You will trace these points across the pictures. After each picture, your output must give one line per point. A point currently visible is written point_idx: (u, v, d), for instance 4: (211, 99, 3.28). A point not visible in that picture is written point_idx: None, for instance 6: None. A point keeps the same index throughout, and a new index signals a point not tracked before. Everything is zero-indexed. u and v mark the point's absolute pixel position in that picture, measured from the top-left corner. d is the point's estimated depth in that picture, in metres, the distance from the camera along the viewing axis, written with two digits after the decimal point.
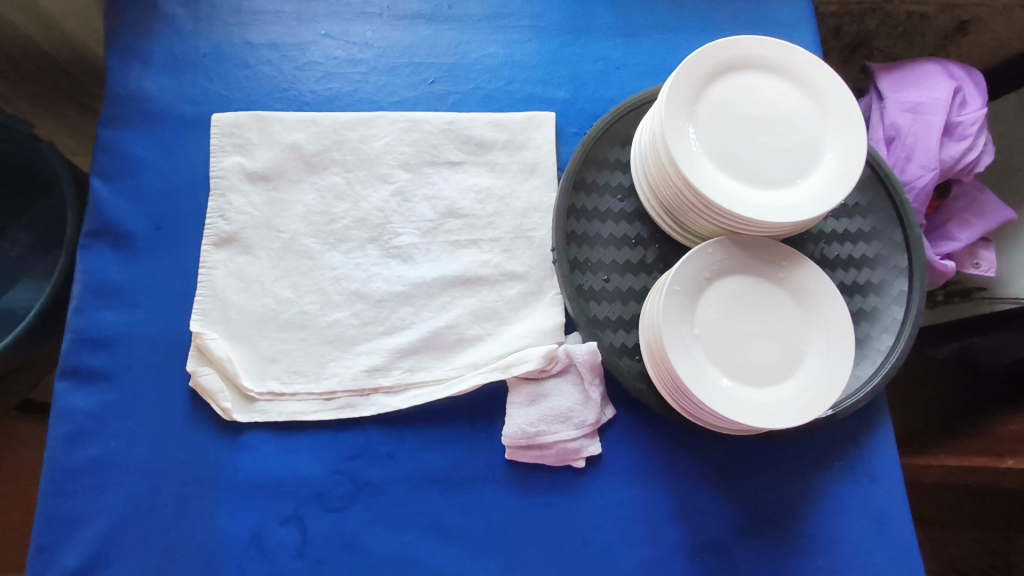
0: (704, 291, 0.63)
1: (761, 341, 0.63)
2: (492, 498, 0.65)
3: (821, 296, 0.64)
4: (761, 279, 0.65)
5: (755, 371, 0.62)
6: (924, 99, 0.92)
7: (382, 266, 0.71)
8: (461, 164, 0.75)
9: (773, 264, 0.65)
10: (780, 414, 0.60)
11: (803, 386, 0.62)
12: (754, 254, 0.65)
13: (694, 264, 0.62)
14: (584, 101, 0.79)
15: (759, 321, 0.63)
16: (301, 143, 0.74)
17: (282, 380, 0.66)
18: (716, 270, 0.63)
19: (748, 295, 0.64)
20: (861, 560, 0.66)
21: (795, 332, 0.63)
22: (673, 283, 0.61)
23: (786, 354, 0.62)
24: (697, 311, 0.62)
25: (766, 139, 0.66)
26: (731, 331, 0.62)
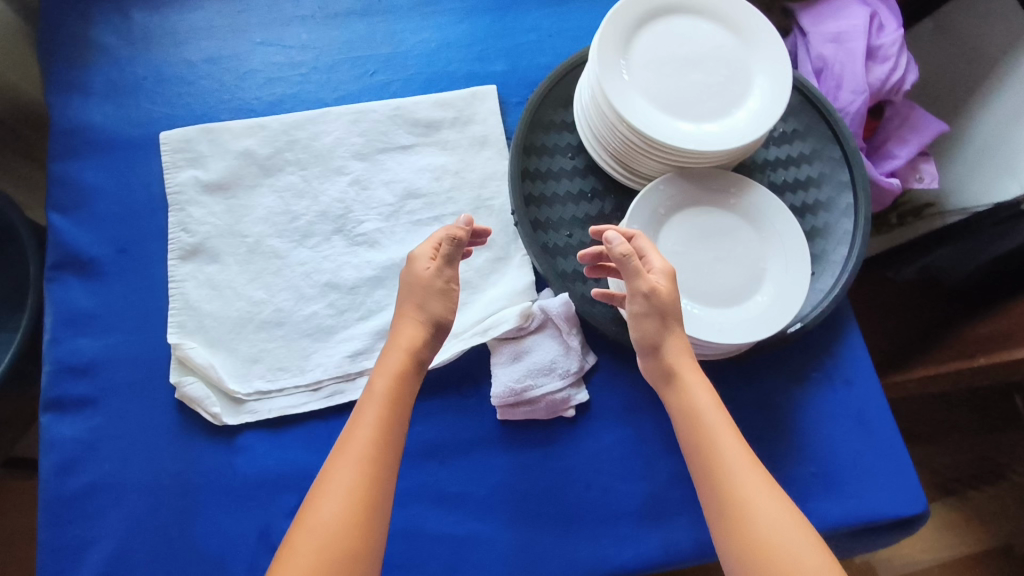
0: (662, 226, 0.66)
1: (723, 265, 0.65)
2: (490, 460, 0.67)
3: (771, 215, 0.67)
4: (713, 207, 0.67)
5: (721, 295, 0.64)
6: (843, 29, 0.96)
7: (349, 254, 0.72)
8: (412, 147, 0.76)
9: (723, 192, 0.68)
10: (751, 328, 0.62)
11: (769, 300, 0.64)
12: (704, 185, 0.68)
13: (648, 201, 0.65)
14: (523, 70, 0.81)
15: (719, 247, 0.66)
16: (253, 148, 0.74)
17: (267, 378, 0.67)
18: (670, 206, 0.66)
19: (704, 225, 0.67)
20: (851, 461, 0.69)
21: (753, 252, 0.66)
22: (631, 223, 0.64)
23: (747, 273, 0.65)
24: (658, 247, 0.65)
25: (698, 77, 0.69)
26: (693, 261, 0.65)
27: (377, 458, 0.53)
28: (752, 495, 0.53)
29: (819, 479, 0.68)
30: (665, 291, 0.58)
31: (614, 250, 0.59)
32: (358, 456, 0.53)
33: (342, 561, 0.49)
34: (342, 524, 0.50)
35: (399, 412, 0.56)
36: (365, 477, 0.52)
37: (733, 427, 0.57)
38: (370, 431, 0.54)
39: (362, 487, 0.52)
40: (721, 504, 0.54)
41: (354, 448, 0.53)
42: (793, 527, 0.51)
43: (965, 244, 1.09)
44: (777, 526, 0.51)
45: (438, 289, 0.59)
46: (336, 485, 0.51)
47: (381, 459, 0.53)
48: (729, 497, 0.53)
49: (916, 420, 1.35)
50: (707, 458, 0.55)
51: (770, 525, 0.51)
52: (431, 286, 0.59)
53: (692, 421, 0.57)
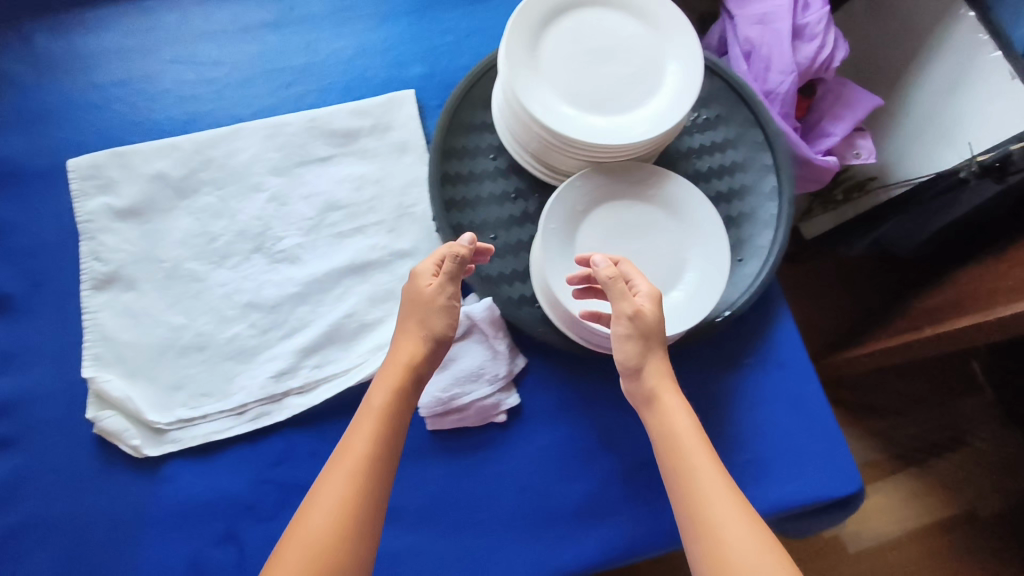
0: (581, 224, 0.65)
1: (643, 259, 0.65)
2: (424, 471, 0.66)
3: (692, 204, 0.66)
4: (633, 200, 0.67)
5: None
6: (768, 10, 0.95)
7: (270, 272, 0.71)
8: (331, 158, 0.75)
9: (642, 184, 0.67)
10: (670, 323, 0.62)
11: (689, 292, 0.64)
12: (623, 178, 0.67)
13: (564, 199, 0.64)
14: (441, 73, 0.80)
15: (639, 241, 0.66)
16: (166, 170, 0.73)
17: (190, 406, 0.66)
18: (588, 202, 0.66)
19: (623, 219, 0.66)
20: (786, 444, 0.69)
21: (674, 244, 0.66)
22: (548, 223, 0.64)
23: (667, 266, 0.65)
24: (578, 245, 0.65)
25: (610, 69, 0.68)
26: (613, 256, 0.65)
27: (367, 476, 0.53)
28: (725, 520, 0.52)
29: (754, 465, 0.68)
30: (650, 313, 0.58)
31: (599, 273, 0.59)
32: (350, 472, 0.53)
33: (328, 572, 0.49)
34: (330, 533, 0.50)
35: (395, 433, 0.56)
36: (356, 491, 0.52)
37: (711, 454, 0.56)
38: (367, 444, 0.54)
39: (351, 502, 0.52)
40: (693, 524, 0.53)
41: (351, 456, 0.54)
42: (758, 552, 0.50)
43: (911, 216, 1.12)
44: (745, 549, 0.50)
45: (440, 305, 0.59)
46: (328, 497, 0.52)
47: (375, 475, 0.53)
48: (702, 518, 0.53)
49: (879, 394, 1.36)
50: (683, 474, 0.55)
51: (740, 550, 0.50)
52: (433, 303, 0.59)
53: (670, 443, 0.57)
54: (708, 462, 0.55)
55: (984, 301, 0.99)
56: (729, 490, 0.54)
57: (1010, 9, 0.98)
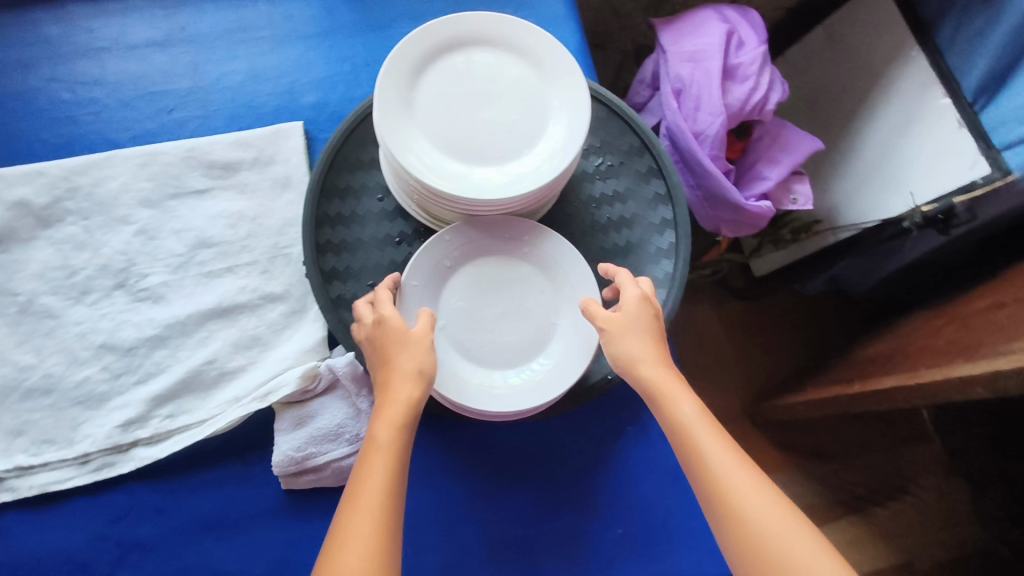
0: (447, 281, 0.63)
1: (509, 321, 0.62)
2: (275, 533, 0.63)
3: (565, 266, 0.63)
4: (506, 256, 0.64)
5: (504, 354, 0.62)
6: (700, 48, 0.92)
7: (130, 312, 0.67)
8: (207, 191, 0.71)
9: (517, 240, 0.64)
10: (526, 394, 0.60)
11: (552, 361, 0.62)
12: (496, 234, 0.63)
13: (430, 255, 0.61)
14: (335, 103, 0.76)
15: (507, 301, 0.63)
16: (29, 197, 0.69)
17: (31, 453, 0.62)
18: (457, 258, 0.63)
19: (494, 276, 0.63)
20: (660, 518, 0.69)
21: (543, 306, 0.63)
22: (410, 279, 0.60)
23: (534, 331, 0.62)
24: (442, 302, 0.62)
25: (492, 114, 0.64)
26: (478, 317, 0.62)
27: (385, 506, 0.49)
28: (757, 510, 0.49)
29: (625, 539, 0.68)
30: (639, 317, 0.56)
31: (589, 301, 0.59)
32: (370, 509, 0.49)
33: None
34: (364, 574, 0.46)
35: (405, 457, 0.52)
36: (383, 528, 0.48)
37: (724, 439, 0.52)
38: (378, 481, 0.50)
39: (383, 540, 0.48)
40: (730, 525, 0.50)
41: (363, 496, 0.49)
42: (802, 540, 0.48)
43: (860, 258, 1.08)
44: (787, 538, 0.48)
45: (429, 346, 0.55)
46: (351, 538, 0.48)
47: (392, 504, 0.50)
48: (735, 518, 0.50)
49: (821, 436, 1.30)
50: (703, 473, 0.51)
51: (778, 536, 0.48)
52: (423, 342, 0.55)
53: (683, 436, 0.53)
54: (721, 448, 0.52)
55: (912, 362, 0.92)
56: (748, 472, 0.51)
57: (958, 54, 0.90)
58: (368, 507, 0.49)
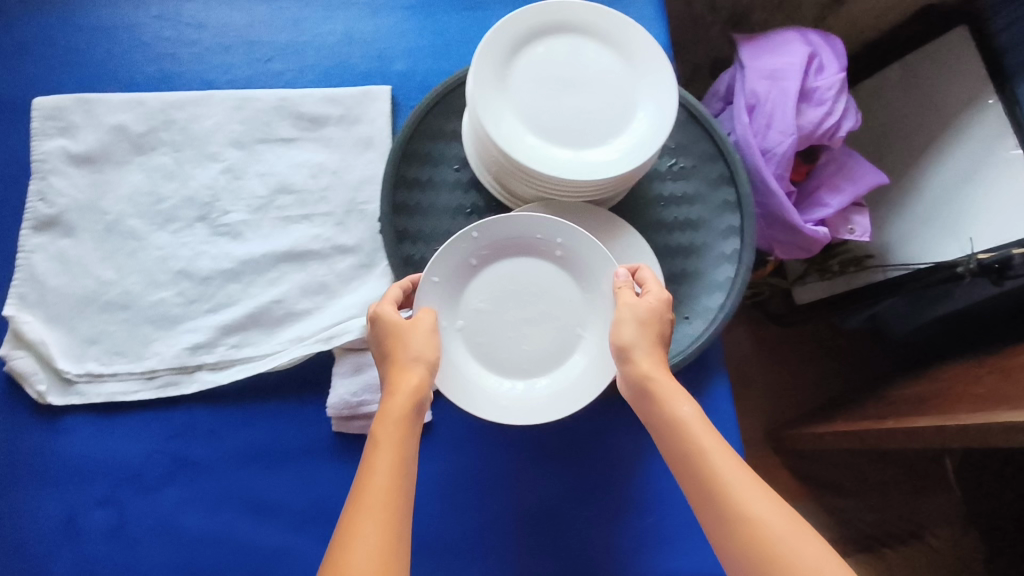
0: (472, 278, 0.62)
1: (530, 327, 0.62)
2: (320, 472, 0.65)
3: (599, 275, 0.62)
4: (537, 257, 0.63)
5: (523, 363, 0.62)
6: (780, 66, 0.93)
7: (209, 244, 0.70)
8: (293, 140, 0.74)
9: (550, 241, 0.62)
10: (537, 409, 0.60)
11: (572, 373, 0.62)
12: (527, 235, 0.62)
13: (455, 251, 0.60)
14: (423, 73, 0.78)
15: (531, 305, 0.62)
16: (128, 123, 0.72)
17: (102, 361, 0.66)
18: (484, 256, 0.62)
19: (520, 278, 0.63)
20: (690, 516, 0.69)
21: (569, 315, 0.63)
22: (431, 275, 0.59)
23: (556, 339, 0.62)
24: (462, 300, 0.62)
25: (581, 100, 0.66)
26: (499, 321, 0.62)
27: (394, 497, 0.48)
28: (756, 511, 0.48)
29: (654, 530, 0.69)
30: (644, 308, 0.57)
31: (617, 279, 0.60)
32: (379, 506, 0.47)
33: None
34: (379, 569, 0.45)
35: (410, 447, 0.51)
36: (389, 522, 0.47)
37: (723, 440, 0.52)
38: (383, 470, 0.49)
39: (391, 530, 0.47)
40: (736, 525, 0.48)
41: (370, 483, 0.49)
42: (805, 542, 0.46)
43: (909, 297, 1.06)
44: (787, 540, 0.46)
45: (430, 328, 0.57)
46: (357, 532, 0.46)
47: (399, 493, 0.48)
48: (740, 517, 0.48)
49: (842, 473, 1.29)
50: (700, 477, 0.51)
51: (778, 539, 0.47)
52: (422, 326, 0.57)
53: (679, 436, 0.53)
54: (719, 446, 0.51)
55: (950, 405, 0.92)
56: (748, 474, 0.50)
57: None
58: (372, 507, 0.47)
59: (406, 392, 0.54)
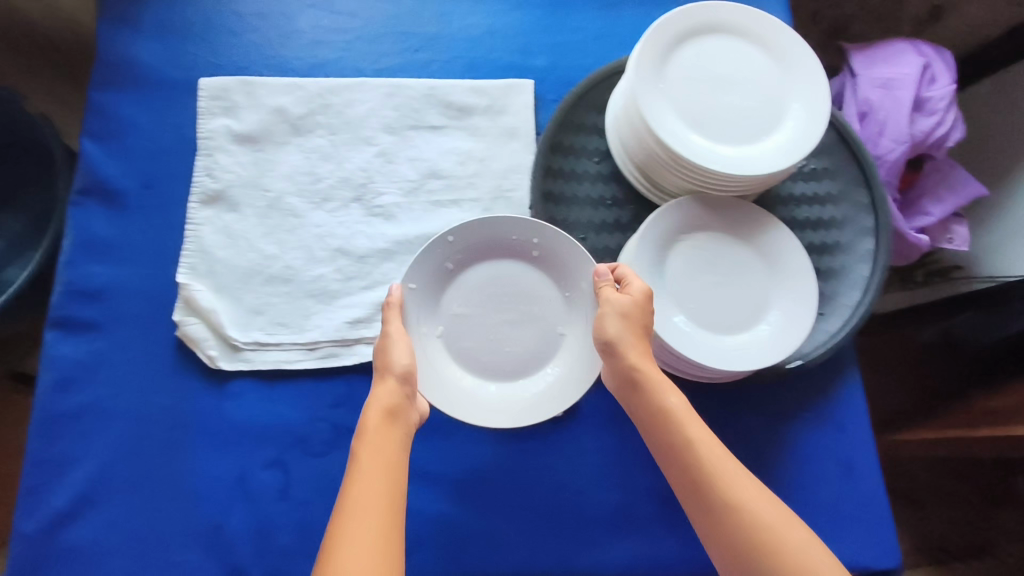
0: (449, 284, 0.67)
1: (513, 329, 0.67)
2: (475, 445, 0.68)
3: (575, 275, 0.67)
4: (514, 260, 0.68)
5: (732, 351, 0.64)
6: (894, 76, 0.95)
7: (365, 224, 0.73)
8: (442, 128, 0.77)
9: (526, 243, 0.67)
10: (525, 409, 0.65)
11: (557, 373, 0.67)
12: (504, 237, 0.67)
13: (431, 258, 0.65)
14: (563, 69, 0.81)
15: (512, 308, 0.67)
16: (287, 106, 0.76)
17: (267, 331, 0.69)
18: (460, 260, 0.67)
19: (502, 282, 0.67)
20: (828, 504, 0.69)
21: (552, 315, 0.68)
22: (408, 282, 0.65)
23: (538, 339, 0.67)
24: (442, 306, 0.67)
25: (734, 99, 0.68)
26: (696, 309, 0.65)
27: (390, 497, 0.51)
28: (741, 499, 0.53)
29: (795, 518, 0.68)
30: (635, 304, 0.60)
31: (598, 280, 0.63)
32: (369, 505, 0.50)
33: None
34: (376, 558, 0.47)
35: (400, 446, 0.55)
36: (389, 513, 0.50)
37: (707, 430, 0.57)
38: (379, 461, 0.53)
39: (392, 520, 0.50)
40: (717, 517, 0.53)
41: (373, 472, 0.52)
42: (787, 523, 0.52)
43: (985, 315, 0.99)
44: (771, 524, 0.52)
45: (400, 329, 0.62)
46: (362, 521, 0.49)
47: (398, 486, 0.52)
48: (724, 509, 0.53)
49: (906, 482, 1.26)
50: (689, 469, 0.55)
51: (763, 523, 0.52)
52: (397, 329, 0.62)
53: (666, 429, 0.57)
54: (706, 436, 0.56)
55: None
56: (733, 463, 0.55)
57: None
58: (374, 500, 0.50)
59: (384, 404, 0.57)
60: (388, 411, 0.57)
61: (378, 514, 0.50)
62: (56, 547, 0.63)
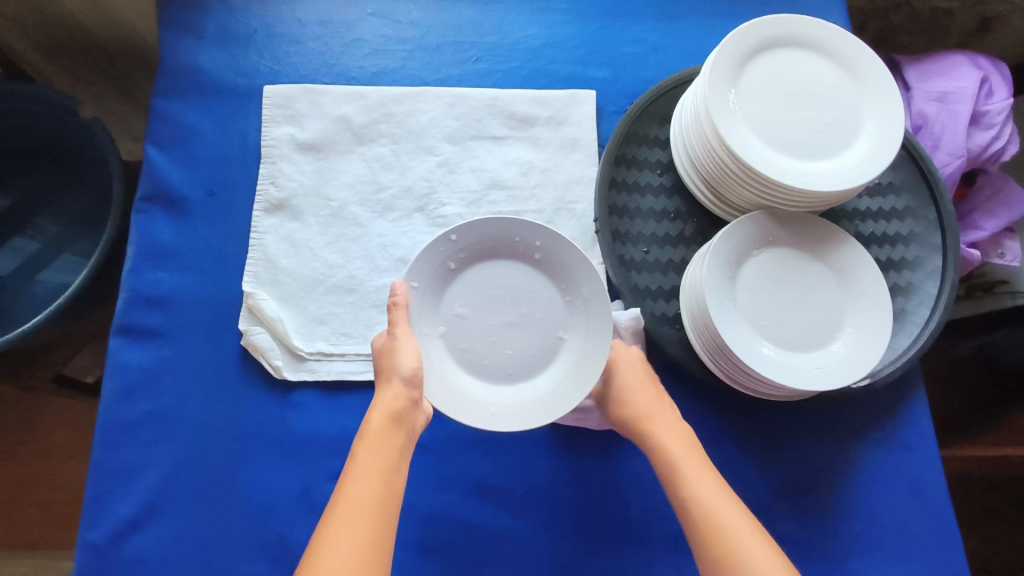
0: (452, 282, 0.63)
1: (513, 332, 0.62)
2: (540, 461, 0.68)
3: (578, 276, 0.62)
4: (515, 260, 0.64)
5: (809, 369, 0.63)
6: (951, 89, 0.91)
7: (427, 235, 0.73)
8: (504, 139, 0.77)
9: (528, 244, 0.63)
10: (521, 414, 0.59)
11: (557, 378, 0.61)
12: (504, 237, 0.63)
13: (433, 256, 0.62)
14: (623, 81, 0.81)
15: (513, 309, 0.63)
16: (350, 115, 0.76)
17: (330, 341, 0.68)
18: (462, 259, 0.63)
19: (504, 283, 0.63)
20: (898, 527, 0.68)
21: (551, 318, 0.63)
22: (410, 281, 0.61)
23: (539, 344, 0.62)
24: (444, 304, 0.63)
25: (805, 114, 0.67)
26: (774, 324, 0.64)
27: (383, 506, 0.52)
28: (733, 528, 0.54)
29: (863, 540, 0.67)
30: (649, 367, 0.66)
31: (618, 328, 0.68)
32: (359, 512, 0.50)
33: None
34: (356, 569, 0.47)
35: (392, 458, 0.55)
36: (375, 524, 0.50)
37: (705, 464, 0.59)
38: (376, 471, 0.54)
39: (379, 530, 0.50)
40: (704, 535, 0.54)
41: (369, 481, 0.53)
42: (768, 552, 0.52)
43: None
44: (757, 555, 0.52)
45: (403, 333, 0.60)
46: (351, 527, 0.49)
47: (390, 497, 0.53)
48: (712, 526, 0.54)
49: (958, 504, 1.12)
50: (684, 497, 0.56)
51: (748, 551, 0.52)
52: (401, 334, 0.60)
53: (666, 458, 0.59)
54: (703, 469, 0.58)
55: None
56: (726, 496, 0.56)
57: None
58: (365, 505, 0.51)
59: (389, 409, 0.57)
60: (393, 416, 0.57)
61: (366, 521, 0.50)
62: (119, 557, 0.62)
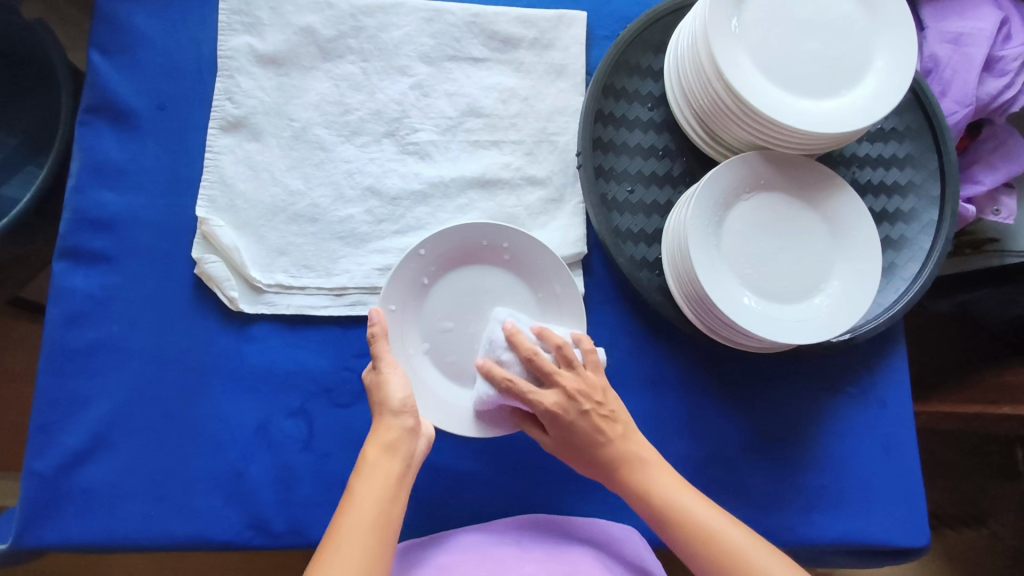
0: (428, 296, 0.62)
1: None
2: None
3: (551, 275, 0.61)
4: (483, 264, 0.62)
5: (791, 321, 0.61)
6: (967, 30, 0.82)
7: (397, 162, 0.68)
8: (484, 61, 0.71)
9: (495, 246, 0.62)
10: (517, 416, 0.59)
11: None
12: (471, 242, 0.61)
13: (405, 274, 0.60)
14: (617, 2, 0.74)
15: (492, 316, 0.62)
16: (315, 26, 0.68)
17: (290, 274, 0.64)
18: (434, 272, 0.61)
19: (479, 290, 0.62)
20: (864, 482, 0.67)
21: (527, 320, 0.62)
22: (388, 304, 0.59)
23: None
24: (423, 325, 0.62)
25: (811, 46, 0.62)
26: (764, 271, 0.61)
27: (381, 544, 0.46)
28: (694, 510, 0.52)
29: (828, 493, 0.67)
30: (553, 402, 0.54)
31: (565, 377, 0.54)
32: (353, 543, 0.45)
33: None
34: None
35: (398, 489, 0.49)
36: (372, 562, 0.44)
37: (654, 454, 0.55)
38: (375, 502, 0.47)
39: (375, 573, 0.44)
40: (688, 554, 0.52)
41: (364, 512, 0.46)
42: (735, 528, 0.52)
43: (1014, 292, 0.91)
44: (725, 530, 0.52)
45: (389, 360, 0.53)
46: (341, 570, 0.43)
47: (388, 535, 0.46)
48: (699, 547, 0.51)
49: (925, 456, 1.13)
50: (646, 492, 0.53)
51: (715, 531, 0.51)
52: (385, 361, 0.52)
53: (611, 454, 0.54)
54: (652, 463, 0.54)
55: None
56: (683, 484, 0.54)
57: None
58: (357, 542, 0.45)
59: (383, 439, 0.50)
60: (388, 446, 0.50)
61: (361, 551, 0.45)
62: (69, 487, 0.60)
